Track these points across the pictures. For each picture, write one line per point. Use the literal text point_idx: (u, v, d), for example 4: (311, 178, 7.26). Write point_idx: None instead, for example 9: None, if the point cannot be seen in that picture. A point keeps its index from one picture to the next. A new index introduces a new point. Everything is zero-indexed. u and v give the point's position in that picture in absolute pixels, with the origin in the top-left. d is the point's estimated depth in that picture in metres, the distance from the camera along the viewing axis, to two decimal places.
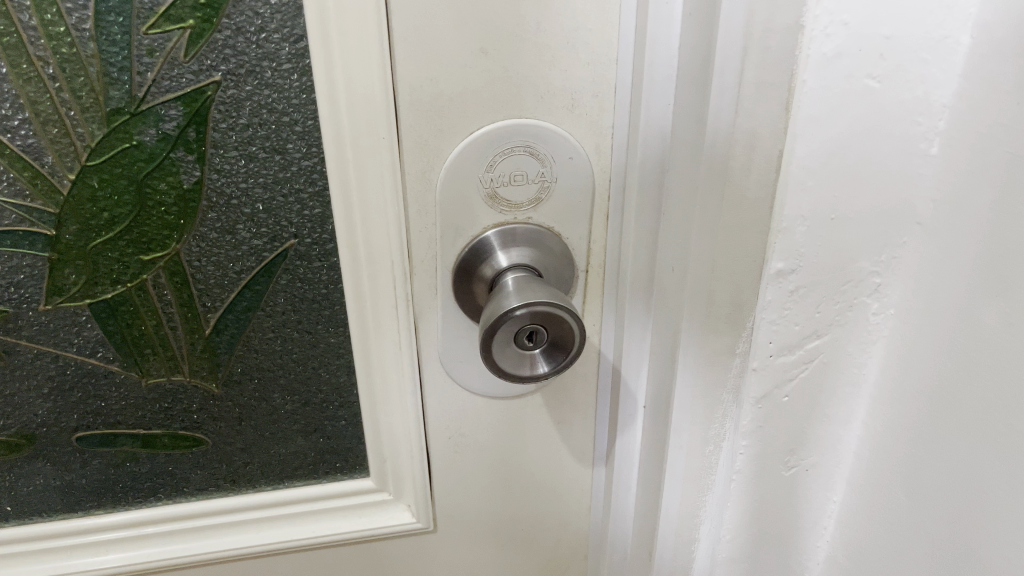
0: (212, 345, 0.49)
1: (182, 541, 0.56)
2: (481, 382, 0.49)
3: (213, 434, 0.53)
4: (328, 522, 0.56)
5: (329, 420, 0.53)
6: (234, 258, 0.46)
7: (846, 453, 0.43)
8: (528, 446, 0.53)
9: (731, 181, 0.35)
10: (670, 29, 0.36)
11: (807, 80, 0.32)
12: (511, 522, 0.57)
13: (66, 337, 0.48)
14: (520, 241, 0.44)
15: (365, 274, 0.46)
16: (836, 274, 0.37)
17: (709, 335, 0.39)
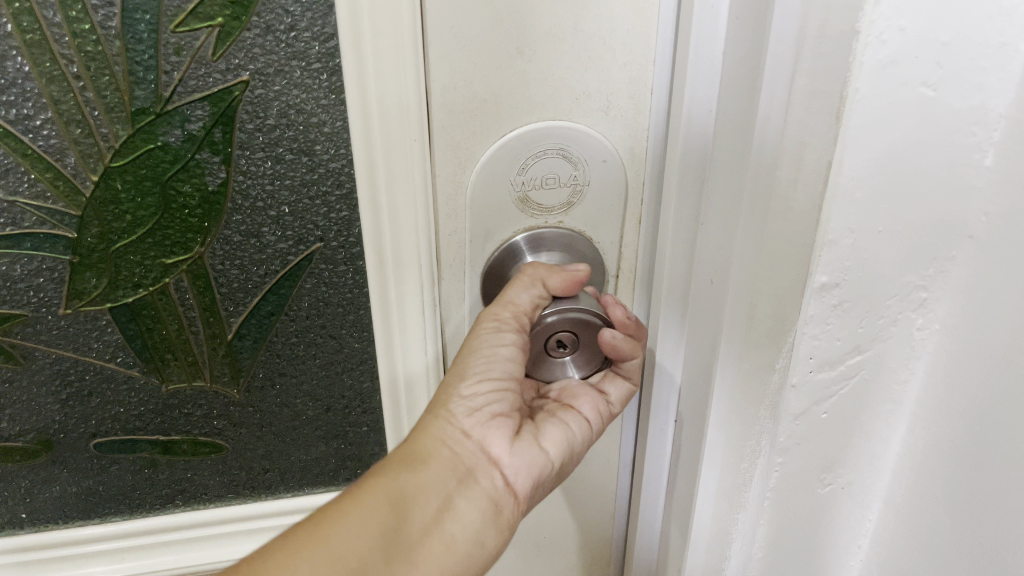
0: (235, 350, 0.48)
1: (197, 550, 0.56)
2: None
3: (233, 440, 0.52)
4: None
5: (351, 426, 0.52)
6: (258, 262, 0.45)
7: (883, 470, 0.42)
8: None
9: (777, 193, 0.33)
10: (714, 35, 0.35)
11: (860, 88, 0.30)
12: (529, 531, 0.53)
13: (86, 341, 0.47)
14: (550, 246, 0.44)
15: (392, 279, 0.45)
16: (881, 288, 0.36)
17: (749, 350, 0.38)
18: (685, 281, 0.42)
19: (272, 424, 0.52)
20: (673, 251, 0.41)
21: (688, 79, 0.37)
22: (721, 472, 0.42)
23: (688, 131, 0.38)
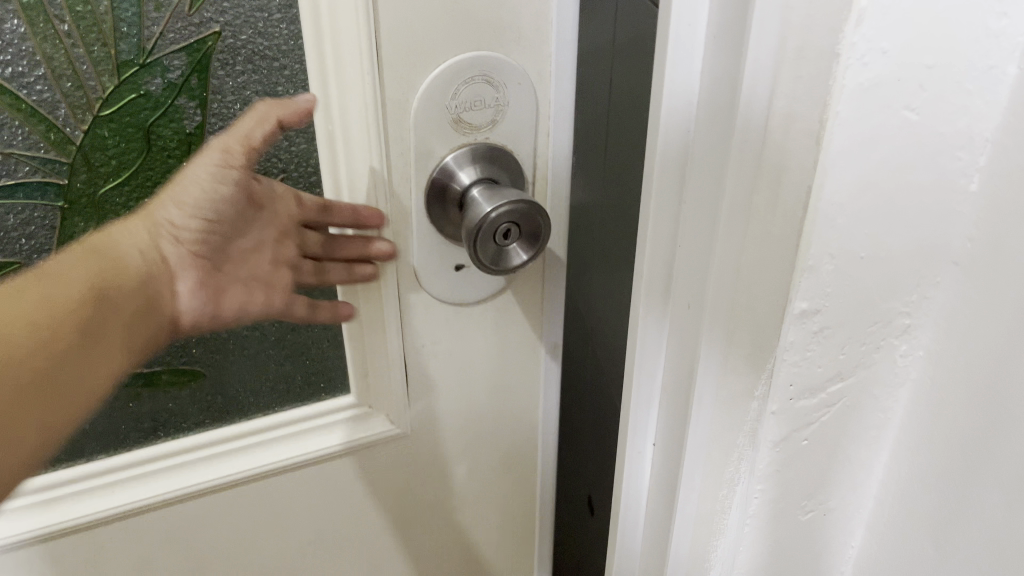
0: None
1: (215, 464, 0.58)
2: (456, 290, 0.55)
3: (211, 362, 0.57)
4: (324, 437, 0.60)
5: (315, 343, 0.59)
6: (216, 181, 0.48)
7: (866, 497, 0.41)
8: (480, 350, 0.60)
9: (756, 215, 0.32)
10: (692, 49, 0.33)
11: (841, 112, 0.29)
12: (472, 427, 0.64)
13: (67, 267, 0.44)
14: (478, 162, 0.50)
15: (351, 190, 0.50)
16: (862, 314, 0.35)
17: (729, 374, 0.36)
18: (666, 286, 0.39)
19: (224, 373, 0.57)
20: (650, 274, 0.39)
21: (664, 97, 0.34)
22: (699, 498, 0.41)
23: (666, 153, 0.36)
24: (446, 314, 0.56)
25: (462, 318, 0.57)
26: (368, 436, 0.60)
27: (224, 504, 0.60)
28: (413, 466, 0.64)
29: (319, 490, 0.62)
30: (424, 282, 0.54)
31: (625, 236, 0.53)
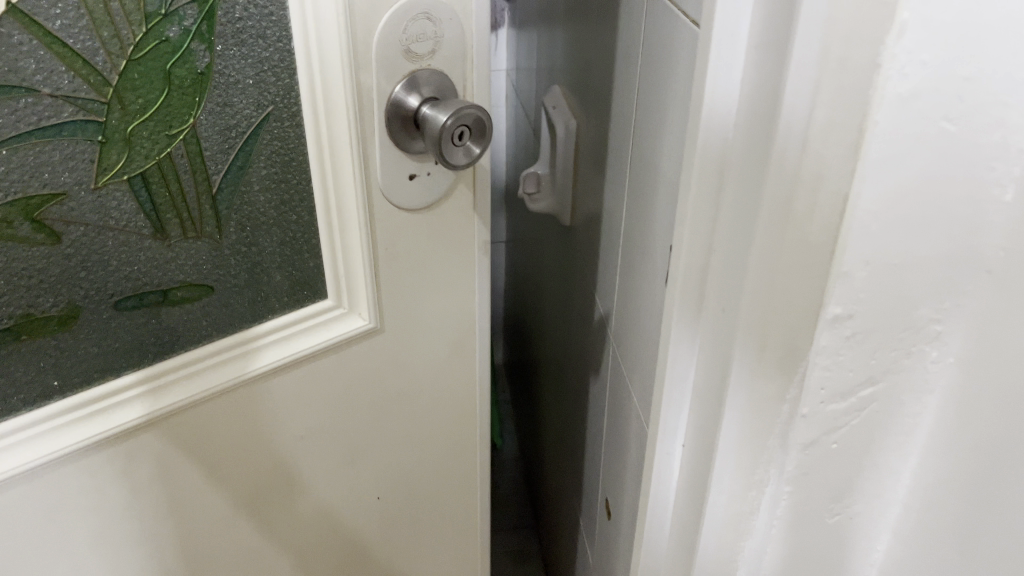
0: (217, 207, 0.47)
1: (203, 378, 0.51)
2: (412, 200, 0.52)
3: (222, 283, 0.50)
4: (310, 336, 0.54)
5: (294, 251, 0.52)
6: (233, 125, 0.46)
7: (893, 504, 0.41)
8: (442, 238, 0.55)
9: (794, 221, 0.33)
10: (733, 61, 0.34)
11: (879, 121, 0.30)
12: (434, 320, 0.59)
13: (107, 207, 0.43)
14: (423, 85, 0.48)
15: (325, 121, 0.47)
16: (894, 321, 0.35)
17: (760, 378, 0.37)
18: (699, 301, 0.40)
19: (254, 256, 0.51)
20: (684, 277, 0.40)
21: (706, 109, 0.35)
22: (727, 499, 0.41)
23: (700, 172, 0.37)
24: (400, 219, 0.52)
25: (415, 220, 0.53)
26: (340, 333, 0.55)
27: (192, 433, 0.52)
28: (376, 387, 0.60)
29: (279, 413, 0.56)
30: (382, 189, 0.50)
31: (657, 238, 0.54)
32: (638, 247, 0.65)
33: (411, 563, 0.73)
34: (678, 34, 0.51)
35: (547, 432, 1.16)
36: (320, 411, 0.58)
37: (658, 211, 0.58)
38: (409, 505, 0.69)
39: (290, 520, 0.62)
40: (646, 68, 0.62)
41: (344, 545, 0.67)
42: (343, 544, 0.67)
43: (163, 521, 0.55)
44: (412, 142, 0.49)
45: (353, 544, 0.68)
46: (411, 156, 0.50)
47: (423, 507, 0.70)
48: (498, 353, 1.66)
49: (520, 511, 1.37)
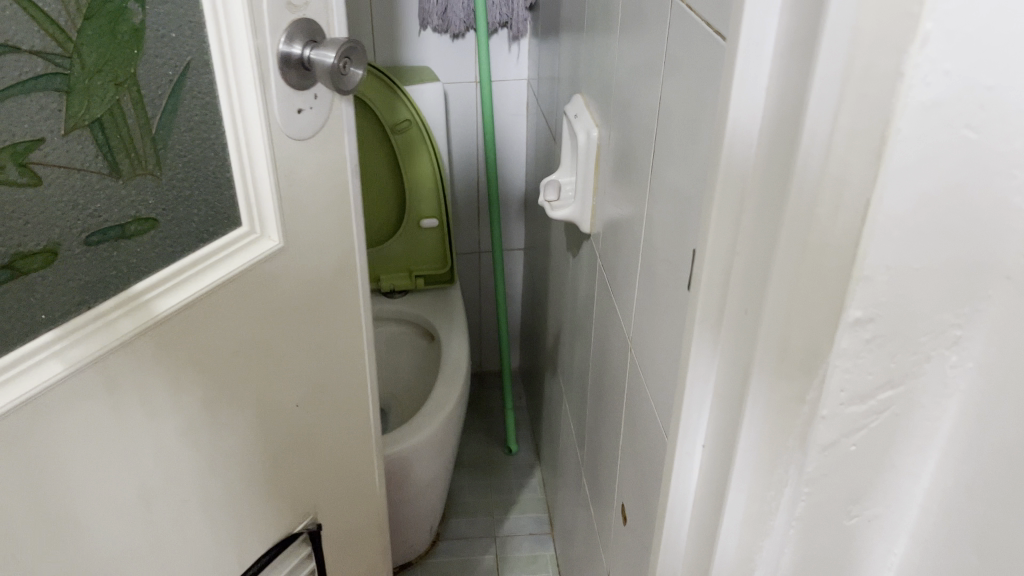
0: (156, 148, 0.54)
1: (127, 321, 0.52)
2: (303, 129, 0.59)
3: (167, 222, 0.56)
4: (224, 267, 0.58)
5: (211, 190, 0.58)
6: (159, 75, 0.53)
7: (912, 507, 0.41)
8: (318, 161, 0.62)
9: (816, 226, 0.34)
10: (760, 71, 0.35)
11: (902, 129, 0.31)
12: (320, 243, 0.65)
13: (76, 152, 0.50)
14: (301, 33, 0.56)
15: (230, 64, 0.53)
16: (914, 325, 0.36)
17: (781, 380, 0.38)
18: (719, 308, 0.41)
19: (190, 192, 0.57)
20: (709, 281, 0.41)
21: (731, 119, 0.37)
22: (747, 497, 0.42)
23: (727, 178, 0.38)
24: (292, 150, 0.59)
25: (304, 149, 0.60)
26: (253, 256, 0.60)
27: (141, 364, 0.53)
28: (283, 314, 0.64)
29: (197, 347, 0.57)
30: (278, 122, 0.57)
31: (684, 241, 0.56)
32: (658, 253, 0.66)
33: (330, 474, 0.78)
34: (702, 45, 0.53)
35: (564, 437, 1.17)
36: (248, 331, 0.61)
37: (679, 218, 0.59)
38: (320, 423, 0.74)
39: (230, 452, 0.64)
40: (669, 78, 0.63)
41: (275, 471, 0.70)
42: (271, 470, 0.70)
43: (120, 468, 0.55)
44: (303, 84, 0.57)
45: (279, 468, 0.71)
46: (302, 95, 0.58)
47: (333, 421, 0.76)
48: (516, 358, 1.68)
49: (536, 517, 1.38)
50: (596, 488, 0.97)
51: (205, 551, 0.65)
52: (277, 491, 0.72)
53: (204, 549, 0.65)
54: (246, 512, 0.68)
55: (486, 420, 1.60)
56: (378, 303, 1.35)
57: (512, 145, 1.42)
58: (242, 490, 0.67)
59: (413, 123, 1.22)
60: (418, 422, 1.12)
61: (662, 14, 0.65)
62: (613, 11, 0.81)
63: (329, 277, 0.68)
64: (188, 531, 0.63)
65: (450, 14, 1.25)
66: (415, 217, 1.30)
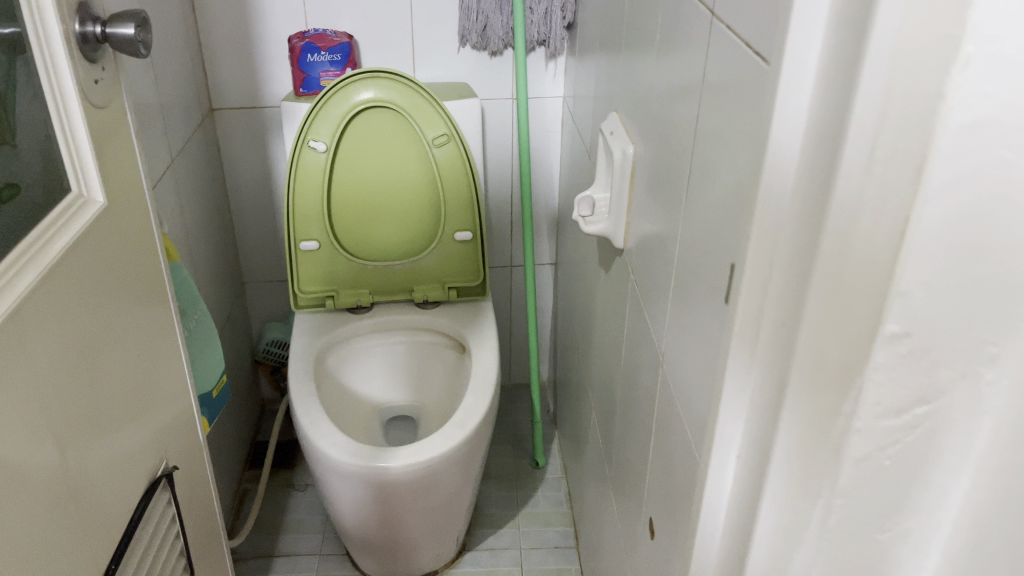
0: (9, 119, 0.58)
1: (21, 282, 0.50)
2: (99, 99, 0.62)
3: (28, 189, 0.58)
4: (69, 230, 0.57)
5: (44, 158, 0.59)
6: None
7: (945, 521, 0.42)
8: (110, 129, 0.64)
9: (854, 243, 0.34)
10: (799, 92, 0.35)
11: (942, 148, 0.32)
12: (131, 209, 0.67)
13: None
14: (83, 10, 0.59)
15: (44, 37, 0.56)
16: (952, 340, 0.36)
17: (816, 393, 0.38)
18: (754, 323, 0.41)
19: (34, 162, 0.59)
20: (748, 295, 0.42)
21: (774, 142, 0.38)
22: (780, 509, 0.42)
23: (768, 196, 0.39)
24: (98, 117, 0.62)
25: (103, 118, 0.63)
26: (89, 216, 0.60)
27: (43, 317, 0.52)
28: (120, 280, 0.65)
29: (68, 312, 0.56)
30: (86, 94, 0.60)
31: (725, 254, 0.58)
32: (692, 268, 0.67)
33: (179, 444, 0.78)
34: (742, 67, 0.54)
35: (591, 450, 1.17)
36: (100, 288, 0.61)
37: (715, 235, 0.60)
38: (164, 393, 0.74)
39: (111, 425, 0.62)
40: (707, 97, 0.64)
41: (141, 442, 0.69)
42: (139, 438, 0.68)
43: (43, 435, 0.52)
44: (92, 56, 0.61)
45: (144, 436, 0.69)
46: (92, 66, 0.61)
47: (170, 390, 0.75)
48: (545, 369, 1.69)
49: (561, 530, 1.38)
50: (623, 501, 0.98)
51: (103, 525, 0.61)
52: (144, 461, 0.69)
53: (107, 536, 0.62)
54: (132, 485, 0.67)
55: (514, 433, 1.61)
56: (412, 313, 1.37)
57: (545, 161, 1.43)
58: (123, 467, 0.65)
59: (452, 138, 1.24)
60: (448, 432, 1.13)
61: (701, 35, 0.66)
62: (652, 32, 0.83)
63: (141, 243, 0.69)
64: (93, 502, 0.59)
65: (489, 32, 1.29)
66: (450, 230, 1.32)
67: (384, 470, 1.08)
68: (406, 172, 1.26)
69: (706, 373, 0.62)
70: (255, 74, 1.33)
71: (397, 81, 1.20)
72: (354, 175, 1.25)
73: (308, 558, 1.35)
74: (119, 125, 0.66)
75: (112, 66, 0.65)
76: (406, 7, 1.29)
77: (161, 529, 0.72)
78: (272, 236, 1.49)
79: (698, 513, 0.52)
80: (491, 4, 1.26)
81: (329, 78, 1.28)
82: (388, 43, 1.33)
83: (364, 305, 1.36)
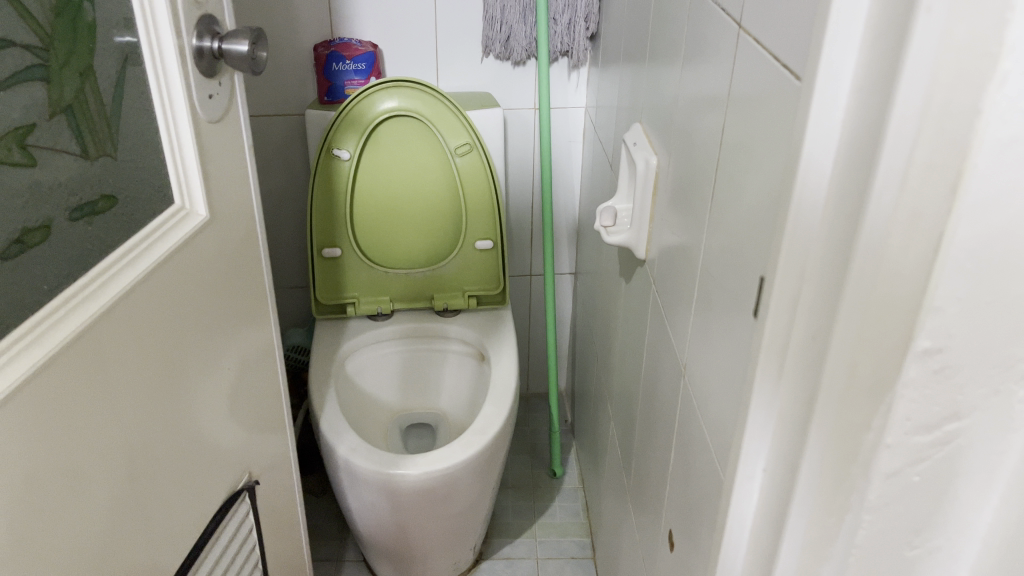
0: (112, 131, 0.61)
1: (96, 299, 0.54)
2: (213, 111, 0.66)
3: (126, 199, 0.62)
4: (164, 243, 0.61)
5: (145, 168, 0.63)
6: (106, 69, 0.59)
7: (974, 539, 0.42)
8: (223, 141, 0.69)
9: (887, 258, 0.34)
10: (831, 109, 0.36)
11: (979, 164, 0.32)
12: (236, 217, 0.72)
13: (57, 135, 0.56)
14: (203, 27, 0.63)
15: (160, 56, 0.59)
16: (986, 357, 0.36)
17: (847, 407, 0.38)
18: (784, 336, 0.42)
19: (136, 171, 0.63)
20: (777, 305, 0.42)
21: (804, 162, 0.38)
22: (807, 523, 0.42)
23: (801, 209, 0.40)
24: (210, 130, 0.66)
25: (215, 130, 0.67)
26: (187, 230, 0.64)
27: (121, 326, 0.56)
28: (213, 286, 0.69)
29: (150, 320, 0.60)
30: (198, 108, 0.63)
31: (751, 267, 0.58)
32: (717, 280, 0.67)
33: (258, 444, 0.83)
34: (771, 79, 0.54)
35: (609, 461, 1.17)
36: (191, 298, 0.66)
37: (742, 247, 0.60)
38: (247, 392, 0.78)
39: (187, 422, 0.67)
40: (734, 110, 0.64)
41: (218, 439, 0.74)
42: (216, 436, 0.73)
43: (113, 434, 0.57)
44: (213, 70, 0.65)
45: (221, 434, 0.74)
46: (211, 79, 0.65)
47: (252, 388, 0.80)
48: (562, 380, 1.69)
49: (578, 540, 1.38)
50: (642, 513, 0.97)
51: (172, 517, 0.66)
52: (219, 457, 0.74)
53: (177, 525, 0.67)
54: (209, 476, 0.72)
55: (531, 443, 1.61)
56: (433, 321, 1.38)
57: (567, 171, 1.44)
58: (200, 459, 0.70)
59: (474, 148, 1.25)
60: (467, 439, 1.13)
61: (727, 47, 0.66)
62: (677, 44, 0.83)
63: (240, 248, 0.74)
64: (162, 493, 0.64)
65: (512, 42, 1.29)
66: (470, 240, 1.32)
67: (402, 477, 1.09)
68: (429, 182, 1.27)
69: (731, 385, 0.62)
70: (281, 81, 1.34)
71: (421, 91, 1.20)
72: (381, 185, 1.26)
73: (328, 563, 1.36)
74: (234, 136, 0.70)
75: (229, 82, 0.68)
76: (431, 17, 1.31)
77: (235, 538, 0.78)
78: (295, 242, 1.50)
79: (722, 525, 0.52)
80: (514, 14, 1.27)
81: (353, 87, 1.30)
82: (412, 52, 1.34)
83: (384, 313, 1.37)
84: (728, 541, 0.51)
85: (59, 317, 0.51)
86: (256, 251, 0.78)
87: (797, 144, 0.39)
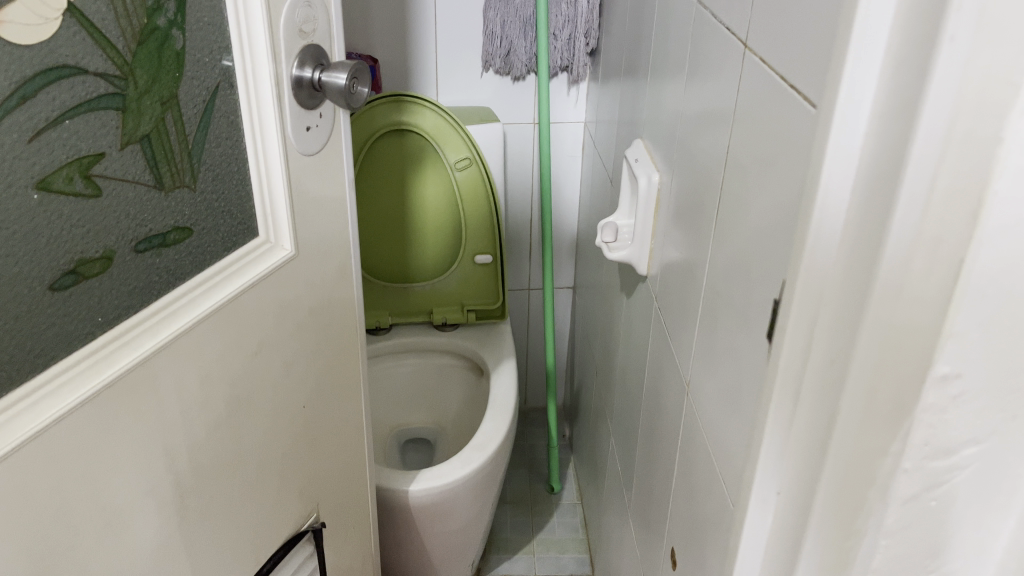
0: (192, 162, 0.59)
1: (149, 338, 0.55)
2: (310, 144, 0.66)
3: (203, 232, 0.61)
4: (240, 279, 0.63)
5: (226, 201, 0.63)
6: (194, 99, 0.58)
7: (989, 563, 0.41)
8: (325, 178, 0.70)
9: (908, 284, 0.34)
10: (850, 140, 0.36)
11: (999, 191, 0.32)
12: (331, 253, 0.74)
13: (132, 168, 0.55)
14: (306, 57, 0.62)
15: (254, 89, 0.60)
16: (1005, 383, 0.36)
17: (865, 433, 0.38)
18: (803, 357, 0.42)
19: (214, 202, 0.62)
20: (793, 329, 0.43)
21: (821, 189, 0.39)
22: (823, 547, 0.42)
23: (819, 233, 0.40)
24: (305, 165, 0.66)
25: (310, 164, 0.67)
26: (268, 265, 0.65)
27: (175, 361, 0.57)
28: (292, 315, 0.70)
29: (211, 353, 0.61)
30: (291, 139, 0.63)
31: (759, 288, 0.58)
32: (723, 298, 0.67)
33: (325, 480, 0.84)
34: (781, 102, 0.54)
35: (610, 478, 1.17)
36: (262, 330, 0.66)
37: (749, 269, 0.61)
38: (320, 419, 0.80)
39: (242, 450, 0.68)
40: (738, 129, 0.64)
41: (279, 468, 0.74)
42: (276, 465, 0.74)
43: (155, 463, 0.58)
44: (311, 102, 0.64)
45: (281, 463, 0.75)
46: (309, 110, 0.64)
47: (326, 416, 0.81)
48: (561, 394, 1.68)
49: (576, 557, 1.37)
50: (644, 531, 0.97)
51: (223, 542, 0.68)
52: (278, 486, 0.75)
53: (223, 550, 0.68)
54: (265, 503, 0.73)
55: (530, 457, 1.60)
56: (430, 336, 1.38)
57: (566, 185, 1.44)
58: (255, 486, 0.71)
59: (473, 162, 1.25)
60: (466, 455, 1.13)
61: (731, 66, 0.66)
62: (680, 62, 0.83)
63: (330, 281, 0.75)
64: (210, 519, 0.66)
65: (512, 57, 1.30)
66: (469, 254, 1.32)
67: (400, 492, 1.08)
68: (429, 198, 1.27)
69: (738, 402, 0.63)
70: None
71: (425, 107, 1.21)
72: (387, 202, 1.26)
73: None
74: (334, 171, 0.71)
75: (332, 115, 0.68)
76: (431, 32, 1.31)
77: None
78: None
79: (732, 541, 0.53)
80: (514, 30, 1.27)
81: None
82: (412, 67, 1.34)
83: (383, 327, 1.37)
84: (739, 556, 0.52)
85: (108, 355, 0.53)
86: (350, 283, 0.79)
87: (813, 169, 0.39)
